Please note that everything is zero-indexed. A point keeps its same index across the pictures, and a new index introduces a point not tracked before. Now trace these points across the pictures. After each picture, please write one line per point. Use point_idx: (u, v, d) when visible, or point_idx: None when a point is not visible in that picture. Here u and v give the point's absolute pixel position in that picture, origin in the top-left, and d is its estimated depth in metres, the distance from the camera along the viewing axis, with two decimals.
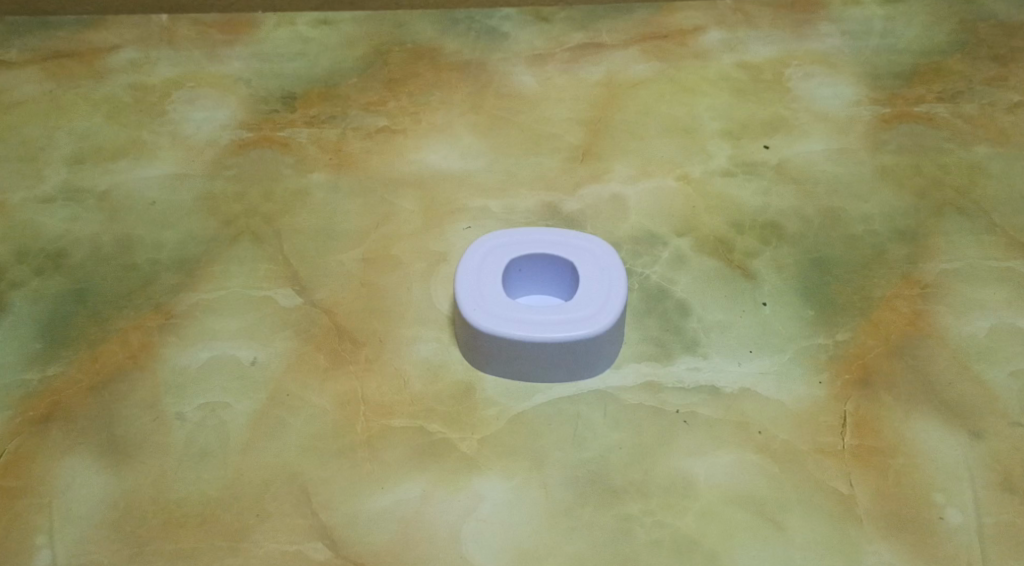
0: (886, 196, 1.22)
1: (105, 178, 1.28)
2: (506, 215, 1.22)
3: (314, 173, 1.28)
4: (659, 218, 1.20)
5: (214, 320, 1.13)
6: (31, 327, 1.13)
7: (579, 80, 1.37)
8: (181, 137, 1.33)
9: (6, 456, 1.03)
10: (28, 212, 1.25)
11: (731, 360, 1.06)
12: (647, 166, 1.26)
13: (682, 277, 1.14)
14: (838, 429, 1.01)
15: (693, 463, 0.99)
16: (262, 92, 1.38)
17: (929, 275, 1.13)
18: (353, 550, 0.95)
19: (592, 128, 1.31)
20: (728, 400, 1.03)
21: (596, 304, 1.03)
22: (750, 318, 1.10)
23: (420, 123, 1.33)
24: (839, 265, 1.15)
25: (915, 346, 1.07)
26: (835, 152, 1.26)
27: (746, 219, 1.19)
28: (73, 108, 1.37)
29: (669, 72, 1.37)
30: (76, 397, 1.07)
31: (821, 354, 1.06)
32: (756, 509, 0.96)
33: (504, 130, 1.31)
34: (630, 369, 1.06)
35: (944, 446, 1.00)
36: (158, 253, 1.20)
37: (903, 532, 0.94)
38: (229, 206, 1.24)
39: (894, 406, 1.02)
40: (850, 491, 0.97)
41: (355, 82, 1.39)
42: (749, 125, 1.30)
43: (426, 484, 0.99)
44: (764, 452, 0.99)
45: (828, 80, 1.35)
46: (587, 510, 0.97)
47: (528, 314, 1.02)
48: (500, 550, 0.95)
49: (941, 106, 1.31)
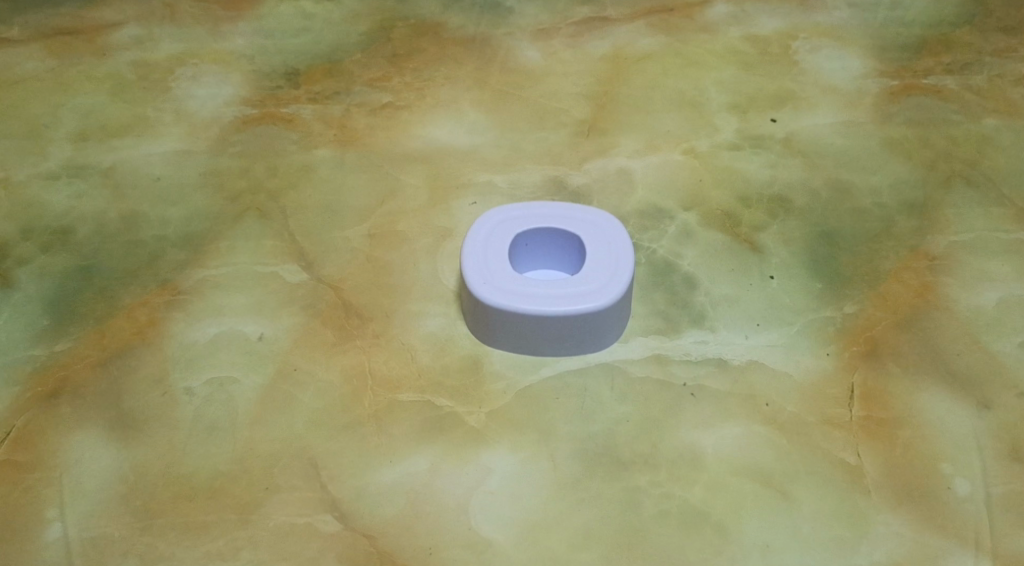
0: (893, 169, 1.21)
1: (110, 155, 1.28)
2: (513, 190, 1.21)
3: (319, 149, 1.28)
4: (665, 193, 1.20)
5: (221, 296, 1.13)
6: (39, 304, 1.13)
7: (585, 55, 1.37)
8: (185, 114, 1.32)
9: (15, 431, 1.03)
10: (33, 189, 1.24)
11: (738, 333, 1.07)
12: (653, 140, 1.26)
13: (689, 251, 1.14)
14: (845, 401, 1.01)
15: (701, 435, 0.99)
16: (266, 68, 1.37)
17: (937, 247, 1.13)
18: (364, 522, 0.96)
19: (598, 102, 1.31)
20: (735, 373, 1.03)
21: (602, 277, 1.03)
22: (756, 291, 1.10)
23: (425, 98, 1.33)
24: (846, 238, 1.15)
25: (923, 318, 1.07)
26: (842, 126, 1.26)
27: (753, 193, 1.19)
28: (76, 85, 1.36)
29: (675, 46, 1.37)
30: (84, 372, 1.07)
31: (828, 327, 1.07)
32: (764, 480, 0.96)
33: (510, 105, 1.31)
34: (637, 342, 1.06)
35: (952, 418, 1.00)
36: (164, 229, 1.20)
37: (911, 502, 0.95)
38: (235, 182, 1.24)
39: (902, 378, 1.03)
40: (858, 462, 0.97)
41: (359, 57, 1.38)
42: (755, 99, 1.30)
43: (434, 457, 0.99)
44: (772, 424, 1.00)
45: (835, 53, 1.35)
46: (595, 482, 0.97)
47: (535, 288, 1.02)
48: (509, 521, 0.95)
49: (949, 79, 1.30)
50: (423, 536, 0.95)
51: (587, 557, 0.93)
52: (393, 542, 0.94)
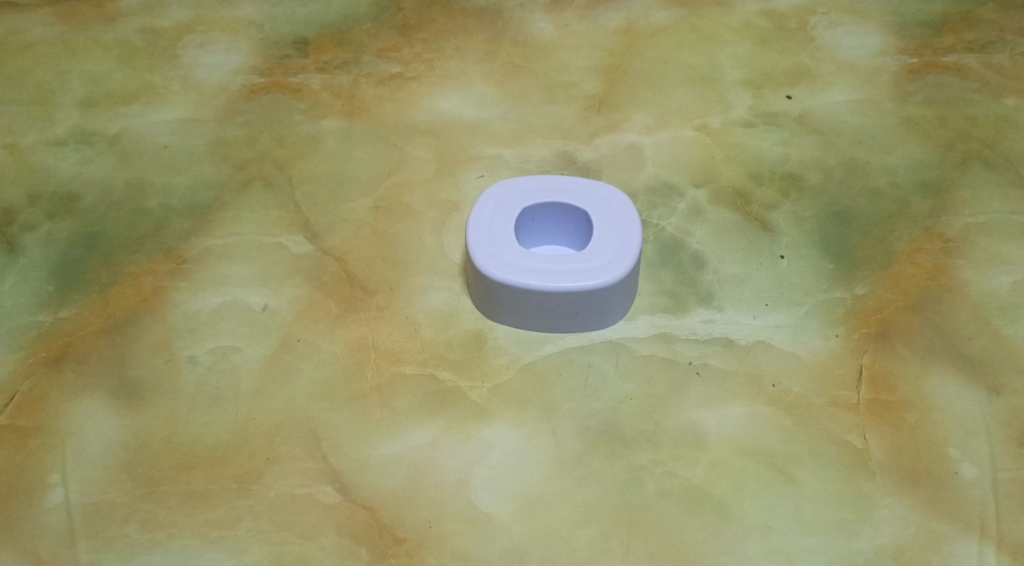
0: (910, 149, 1.19)
1: (117, 122, 1.27)
2: (521, 164, 1.20)
3: (327, 119, 1.26)
4: (676, 169, 1.18)
5: (225, 265, 1.12)
6: (44, 270, 1.13)
7: (598, 28, 1.34)
8: (193, 81, 1.31)
9: (19, 396, 1.03)
10: (40, 155, 1.24)
11: (746, 313, 1.05)
12: (665, 116, 1.24)
13: (698, 229, 1.12)
14: (853, 383, 1.00)
15: (705, 414, 0.98)
16: (274, 36, 1.35)
17: (952, 229, 1.11)
18: (363, 494, 0.95)
19: (611, 76, 1.29)
20: (742, 353, 1.02)
21: (608, 254, 1.02)
22: (766, 271, 1.08)
23: (435, 69, 1.31)
24: (859, 218, 1.13)
25: (935, 301, 1.05)
26: (857, 104, 1.24)
27: (766, 171, 1.18)
28: (85, 50, 1.35)
29: (690, 21, 1.35)
30: (88, 339, 1.07)
31: (838, 308, 1.05)
32: (767, 461, 0.95)
33: (521, 78, 1.29)
34: (643, 320, 1.05)
35: (961, 402, 0.98)
36: (170, 197, 1.19)
37: (916, 486, 0.93)
38: (241, 151, 1.23)
39: (912, 361, 1.01)
40: (864, 445, 0.96)
41: (369, 26, 1.36)
42: (770, 75, 1.28)
43: (435, 430, 0.99)
44: (778, 405, 0.99)
45: (853, 30, 1.32)
46: (597, 459, 0.96)
47: (540, 262, 1.01)
48: (510, 496, 0.95)
49: (970, 57, 1.28)
50: (423, 509, 0.94)
51: (587, 533, 0.92)
52: (392, 515, 0.94)
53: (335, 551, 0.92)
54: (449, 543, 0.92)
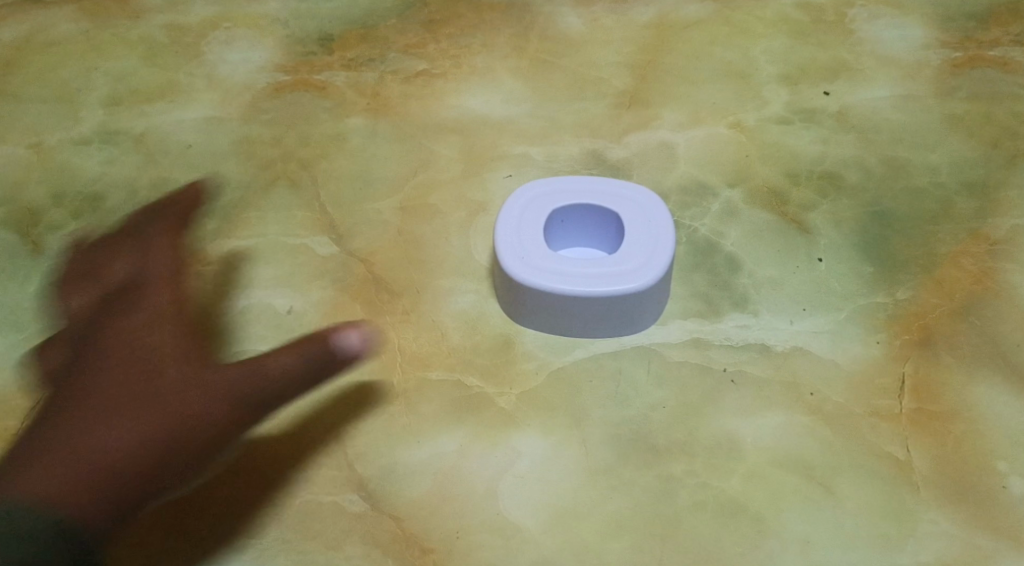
0: (953, 146, 1.15)
1: (142, 121, 1.26)
2: (549, 163, 1.17)
3: (352, 117, 1.24)
4: (709, 168, 1.15)
5: (250, 267, 1.11)
6: None
7: (628, 22, 1.31)
8: (217, 79, 1.29)
9: (44, 400, 1.02)
10: (65, 154, 1.22)
11: (782, 318, 1.02)
12: (697, 113, 1.20)
13: (733, 230, 1.09)
14: (895, 392, 0.96)
15: (740, 423, 0.95)
16: (299, 33, 1.33)
17: (998, 231, 1.07)
18: (390, 503, 0.93)
19: (641, 72, 1.25)
20: (779, 359, 0.99)
21: (640, 256, 0.99)
22: (803, 274, 1.05)
23: (462, 65, 1.28)
24: (900, 219, 1.09)
25: (980, 306, 1.02)
26: (898, 100, 1.20)
27: (803, 170, 1.14)
28: (109, 48, 1.34)
29: (723, 14, 1.31)
30: None
31: (879, 313, 1.02)
32: (806, 473, 0.92)
33: (550, 74, 1.26)
34: (675, 325, 1.02)
35: (1008, 412, 0.95)
36: (195, 197, 1.18)
37: (962, 501, 0.90)
38: (266, 150, 1.21)
39: (956, 369, 0.98)
40: (907, 458, 0.93)
41: (395, 22, 1.34)
42: (807, 70, 1.24)
43: (462, 438, 0.96)
44: (817, 414, 0.95)
45: (893, 24, 1.28)
46: (629, 470, 0.94)
47: (570, 266, 0.98)
48: (538, 506, 0.92)
49: (1017, 50, 1.24)
50: (450, 519, 0.92)
51: (617, 546, 0.90)
52: (419, 525, 0.92)
53: (361, 561, 0.90)
54: (477, 555, 0.90)
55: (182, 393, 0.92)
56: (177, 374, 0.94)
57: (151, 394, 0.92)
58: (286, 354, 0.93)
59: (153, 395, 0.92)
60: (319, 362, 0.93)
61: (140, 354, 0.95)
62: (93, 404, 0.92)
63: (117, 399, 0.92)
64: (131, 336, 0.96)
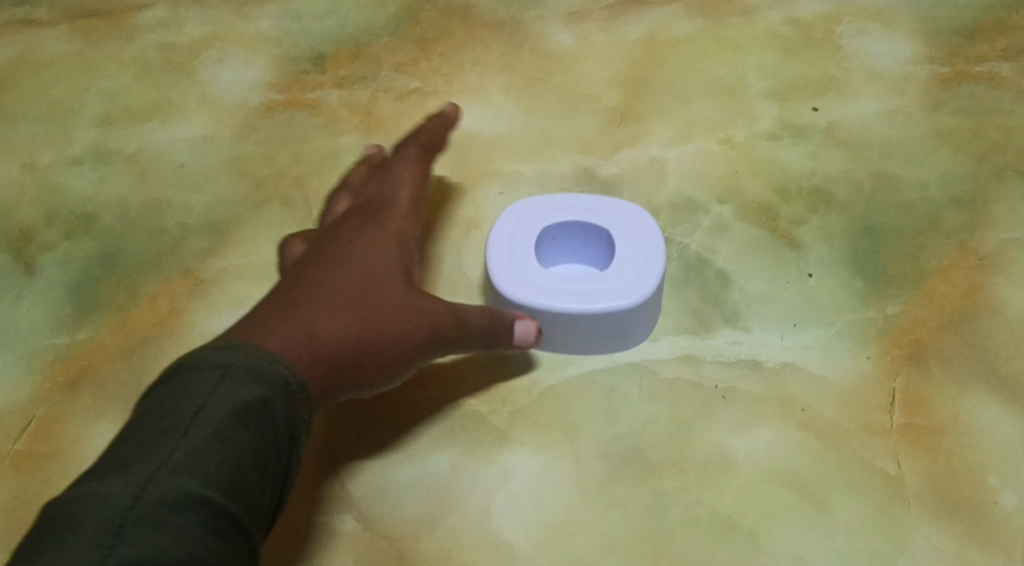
0: (942, 161, 1.16)
1: (135, 140, 1.26)
2: (541, 181, 1.18)
3: (345, 135, 1.24)
4: (700, 184, 1.15)
5: (243, 287, 1.11)
6: (62, 291, 1.12)
7: (619, 38, 1.31)
8: (210, 98, 1.30)
9: (36, 421, 1.02)
10: (57, 175, 1.23)
11: (773, 333, 1.02)
12: (688, 128, 1.21)
13: (723, 245, 1.09)
14: (886, 407, 0.97)
15: (732, 439, 0.96)
16: (292, 51, 1.33)
17: (987, 245, 1.08)
18: (383, 523, 0.93)
19: (632, 88, 1.26)
20: (770, 375, 0.99)
21: (633, 272, 0.99)
22: (795, 289, 1.05)
23: (453, 83, 1.29)
24: (891, 233, 1.10)
25: (969, 321, 1.02)
26: (887, 115, 1.20)
27: (793, 185, 1.14)
28: (101, 67, 1.34)
29: (713, 30, 1.31)
30: (105, 362, 1.06)
31: (869, 328, 1.02)
32: (798, 489, 0.93)
33: (541, 91, 1.27)
34: (667, 341, 1.02)
35: (999, 426, 0.96)
36: (187, 216, 1.18)
37: (953, 516, 0.91)
38: (259, 169, 1.22)
39: (946, 384, 0.98)
40: (898, 473, 0.93)
41: (387, 40, 1.34)
42: (797, 85, 1.24)
43: (455, 455, 0.96)
44: (808, 429, 0.96)
45: (881, 39, 1.29)
46: (622, 487, 0.94)
47: (562, 284, 0.98)
48: (531, 524, 0.92)
49: (1004, 65, 1.24)
50: (443, 537, 0.92)
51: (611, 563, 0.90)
52: (412, 544, 0.92)
53: None
54: None
55: (400, 308, 0.93)
56: (400, 289, 0.95)
57: (382, 299, 0.93)
58: (482, 313, 0.97)
59: (375, 301, 0.92)
60: (487, 337, 0.97)
61: (376, 262, 0.96)
62: (335, 295, 0.91)
63: (358, 293, 0.92)
64: (362, 251, 0.97)
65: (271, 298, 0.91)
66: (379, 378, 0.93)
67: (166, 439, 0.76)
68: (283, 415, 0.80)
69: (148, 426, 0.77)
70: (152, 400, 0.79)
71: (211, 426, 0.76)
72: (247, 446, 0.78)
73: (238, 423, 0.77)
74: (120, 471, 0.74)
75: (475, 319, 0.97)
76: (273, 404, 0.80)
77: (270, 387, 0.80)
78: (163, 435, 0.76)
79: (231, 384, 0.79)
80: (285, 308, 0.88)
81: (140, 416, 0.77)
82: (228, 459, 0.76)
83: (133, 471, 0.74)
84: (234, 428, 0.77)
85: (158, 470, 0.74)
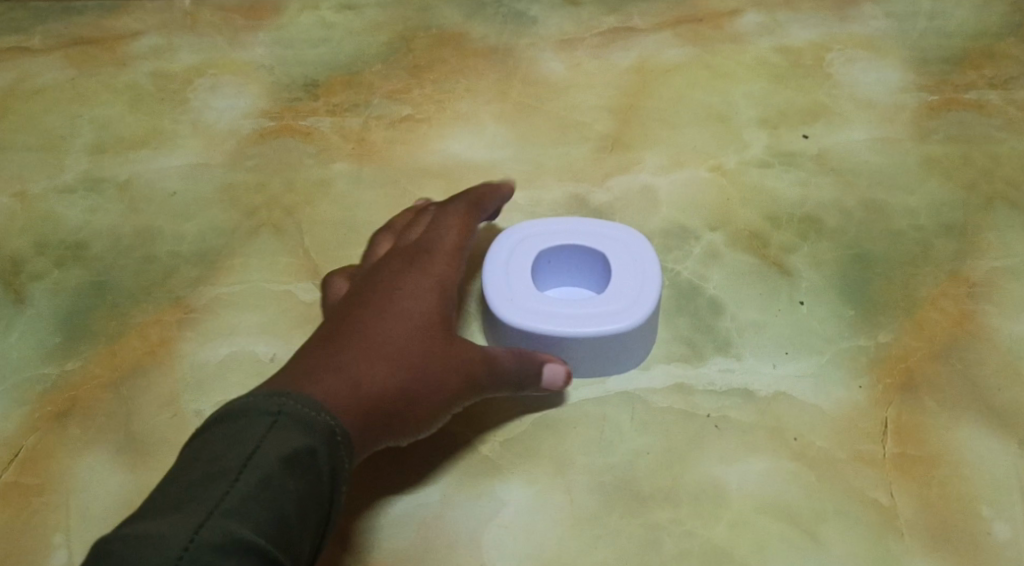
0: (932, 188, 1.16)
1: (126, 168, 1.26)
2: (532, 208, 1.17)
3: (336, 163, 1.24)
4: (692, 212, 1.15)
5: (233, 315, 1.11)
6: (52, 321, 1.11)
7: (610, 66, 1.32)
8: (202, 126, 1.30)
9: (24, 453, 1.02)
10: (48, 204, 1.22)
11: (765, 362, 1.02)
12: (679, 156, 1.21)
13: (715, 273, 1.09)
14: (878, 437, 0.97)
15: (725, 470, 0.95)
16: (284, 79, 1.33)
17: (977, 273, 1.08)
18: (372, 556, 0.92)
19: (623, 116, 1.26)
20: (762, 404, 0.99)
21: (627, 296, 0.99)
22: (786, 317, 1.05)
23: (445, 111, 1.29)
24: (882, 261, 1.10)
25: (961, 349, 1.02)
26: (878, 143, 1.21)
27: (784, 213, 1.14)
28: (94, 95, 1.34)
29: (704, 57, 1.32)
30: (94, 393, 1.05)
31: (861, 356, 1.02)
32: (790, 520, 0.92)
33: (532, 119, 1.27)
34: (659, 370, 1.02)
35: (991, 457, 0.96)
36: (179, 245, 1.17)
37: (946, 548, 0.91)
38: (250, 197, 1.21)
39: (938, 413, 0.98)
40: (892, 503, 0.93)
41: (379, 68, 1.34)
42: (788, 113, 1.25)
43: (445, 487, 0.95)
44: (800, 459, 0.96)
45: (871, 66, 1.29)
46: (613, 518, 0.93)
47: (556, 308, 0.98)
48: (523, 557, 0.92)
49: (993, 93, 1.25)
50: None
51: None
52: None
53: None
54: None
55: (444, 353, 0.90)
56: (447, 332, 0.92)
57: (427, 342, 0.89)
58: (513, 360, 0.93)
59: (421, 345, 0.89)
60: (511, 384, 0.94)
61: (427, 306, 0.92)
62: (381, 341, 0.87)
63: (406, 338, 0.88)
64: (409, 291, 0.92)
65: (313, 339, 0.88)
66: (417, 428, 0.89)
67: (215, 483, 0.73)
68: (329, 467, 0.77)
69: (200, 468, 0.74)
70: (201, 444, 0.76)
71: (262, 471, 0.74)
72: (297, 496, 0.75)
73: (287, 471, 0.75)
74: (173, 513, 0.72)
75: (508, 366, 0.93)
76: (319, 453, 0.77)
77: (316, 435, 0.78)
78: (213, 480, 0.73)
79: (282, 431, 0.76)
80: (329, 355, 0.85)
81: (190, 461, 0.75)
82: (276, 508, 0.73)
83: (185, 512, 0.71)
84: (284, 477, 0.74)
85: (209, 514, 0.71)
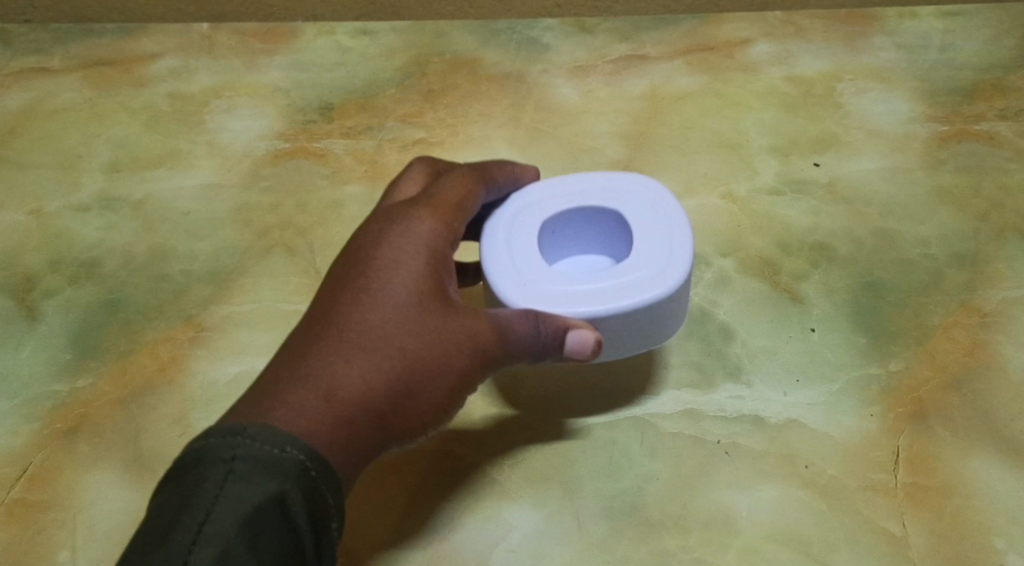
0: (943, 218, 1.16)
1: (141, 187, 1.27)
2: None
3: (349, 185, 1.25)
4: (703, 238, 1.15)
5: (244, 334, 1.11)
6: (64, 338, 1.12)
7: (622, 93, 1.33)
8: (217, 147, 1.30)
9: (32, 469, 1.02)
10: (63, 221, 1.23)
11: (775, 389, 1.02)
12: (691, 183, 1.22)
13: (725, 299, 1.09)
14: (889, 466, 0.97)
15: (735, 497, 0.95)
16: (299, 102, 1.35)
17: (988, 303, 1.08)
18: None
19: (634, 143, 1.27)
20: (773, 432, 0.99)
21: (653, 259, 0.95)
22: (797, 344, 1.05)
23: (458, 135, 1.30)
24: (893, 290, 1.10)
25: (972, 378, 1.02)
26: (889, 172, 1.21)
27: (794, 240, 1.15)
28: (111, 116, 1.35)
29: (715, 86, 1.32)
30: (104, 410, 1.05)
31: (872, 385, 1.02)
32: (800, 549, 0.92)
33: (544, 144, 1.28)
34: (669, 395, 1.02)
35: (1002, 488, 0.96)
36: (191, 264, 1.18)
37: None
38: (263, 217, 1.22)
39: (950, 443, 0.98)
40: (902, 534, 0.93)
41: (393, 92, 1.35)
42: (799, 142, 1.25)
43: (453, 511, 0.95)
44: (810, 488, 0.95)
45: (881, 97, 1.30)
46: (623, 545, 0.93)
47: (580, 286, 0.93)
48: None
49: (1003, 124, 1.25)
50: None
51: None
52: None
53: None
54: None
55: (435, 341, 0.87)
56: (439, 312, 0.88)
57: (412, 334, 0.87)
58: (527, 326, 0.90)
59: (405, 339, 0.87)
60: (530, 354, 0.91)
61: (412, 286, 0.88)
62: (361, 336, 0.86)
63: (386, 331, 0.86)
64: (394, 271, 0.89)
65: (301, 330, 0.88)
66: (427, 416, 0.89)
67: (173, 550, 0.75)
68: (301, 506, 0.78)
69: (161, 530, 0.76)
70: (163, 499, 0.78)
71: (222, 535, 0.75)
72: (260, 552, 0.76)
73: (247, 529, 0.76)
74: None
75: (523, 332, 0.90)
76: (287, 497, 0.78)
77: (283, 478, 0.78)
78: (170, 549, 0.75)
79: (241, 482, 0.77)
80: (305, 358, 0.85)
81: (153, 519, 0.77)
82: None
83: None
84: (244, 536, 0.76)
85: None
